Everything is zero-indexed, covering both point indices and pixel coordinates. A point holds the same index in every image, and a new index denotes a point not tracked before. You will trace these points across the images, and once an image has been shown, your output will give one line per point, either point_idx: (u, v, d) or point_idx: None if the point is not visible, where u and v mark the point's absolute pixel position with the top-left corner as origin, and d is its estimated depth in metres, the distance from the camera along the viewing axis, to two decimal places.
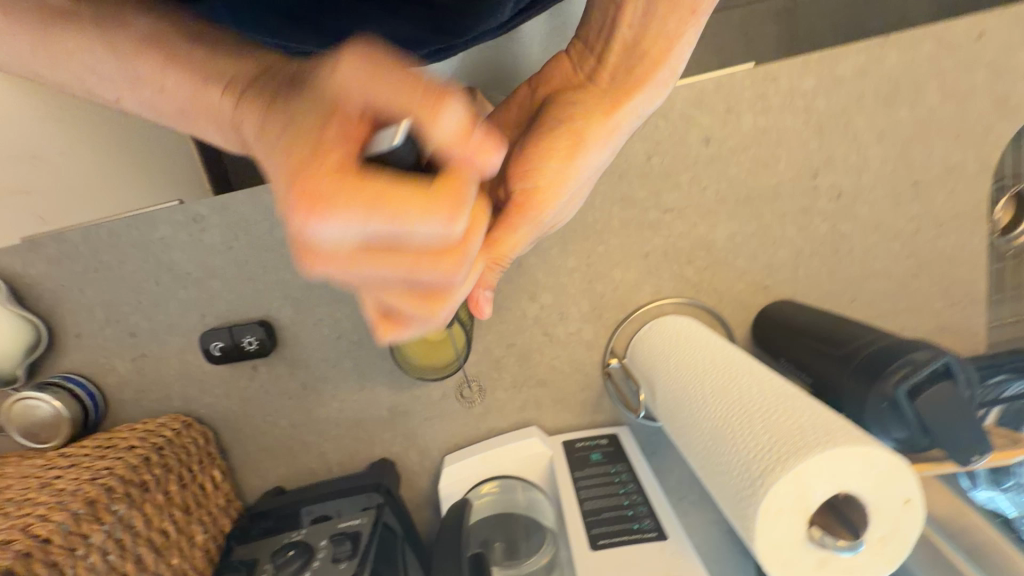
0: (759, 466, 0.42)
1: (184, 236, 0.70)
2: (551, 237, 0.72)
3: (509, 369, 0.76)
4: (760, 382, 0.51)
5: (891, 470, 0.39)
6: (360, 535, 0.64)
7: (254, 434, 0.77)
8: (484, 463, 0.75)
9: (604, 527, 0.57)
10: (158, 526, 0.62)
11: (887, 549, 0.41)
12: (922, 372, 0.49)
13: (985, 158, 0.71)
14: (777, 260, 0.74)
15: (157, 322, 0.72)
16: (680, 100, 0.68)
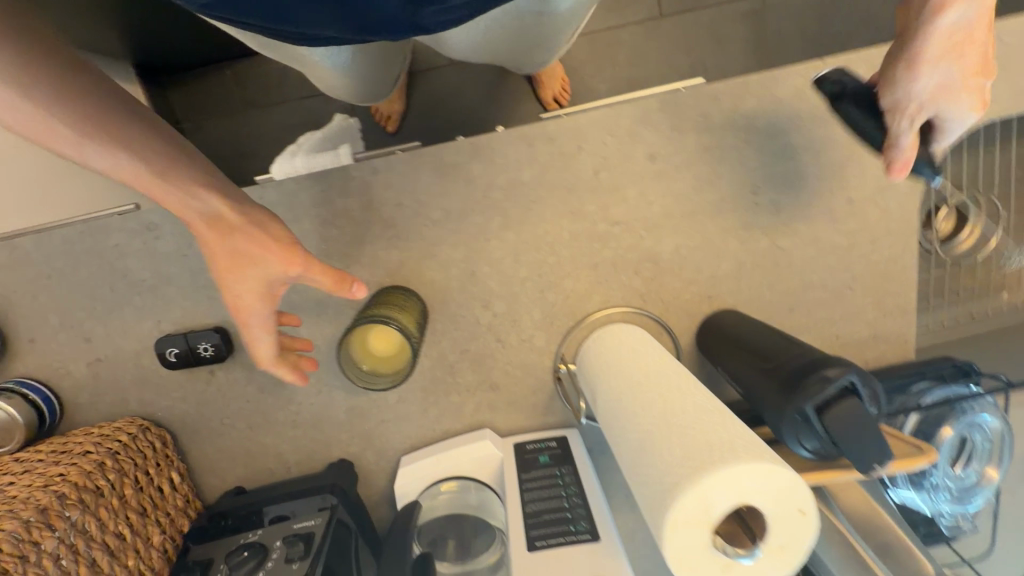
0: (669, 480, 0.45)
1: (139, 243, 0.71)
2: (503, 248, 0.74)
3: (464, 373, 0.79)
4: (684, 398, 0.54)
5: (787, 485, 0.43)
6: (313, 536, 0.67)
7: (213, 436, 0.78)
8: (437, 464, 0.78)
9: (542, 530, 0.61)
10: (114, 529, 0.63)
11: (784, 555, 0.44)
12: (831, 388, 0.52)
13: (916, 177, 0.75)
14: (719, 271, 0.77)
15: (112, 327, 0.73)
16: (626, 118, 0.70)
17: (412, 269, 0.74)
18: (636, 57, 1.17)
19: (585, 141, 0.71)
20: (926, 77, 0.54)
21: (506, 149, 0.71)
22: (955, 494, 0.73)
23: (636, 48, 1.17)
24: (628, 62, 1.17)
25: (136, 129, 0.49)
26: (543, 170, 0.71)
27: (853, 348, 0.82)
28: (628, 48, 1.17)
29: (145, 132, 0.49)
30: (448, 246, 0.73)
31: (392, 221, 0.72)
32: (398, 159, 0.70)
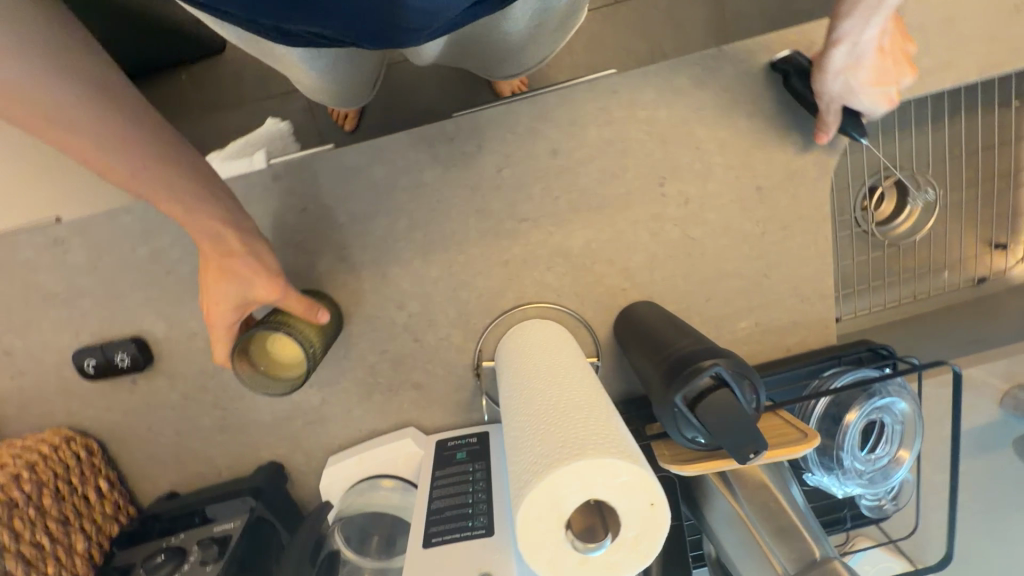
0: (524, 477, 0.46)
1: (50, 257, 0.72)
2: (413, 248, 0.74)
3: (385, 373, 0.80)
4: (564, 395, 0.55)
5: (635, 479, 0.44)
6: (228, 539, 0.70)
7: (141, 443, 0.80)
8: (359, 465, 0.79)
9: (441, 527, 0.62)
10: (30, 538, 0.66)
11: (639, 546, 0.45)
12: (702, 379, 0.53)
13: (823, 163, 0.75)
14: (633, 263, 0.77)
15: (31, 340, 0.74)
16: (525, 114, 0.71)
17: (322, 273, 0.74)
18: (592, 46, 1.16)
19: (486, 139, 0.71)
20: (840, 79, 0.63)
21: (408, 151, 0.71)
22: (866, 477, 0.73)
23: (591, 37, 1.16)
24: (581, 51, 1.16)
25: (174, 172, 0.57)
26: (446, 170, 0.72)
27: (774, 334, 0.82)
28: (584, 37, 1.16)
29: (163, 159, 0.56)
30: (357, 249, 0.74)
31: (299, 227, 0.73)
32: (300, 164, 0.71)
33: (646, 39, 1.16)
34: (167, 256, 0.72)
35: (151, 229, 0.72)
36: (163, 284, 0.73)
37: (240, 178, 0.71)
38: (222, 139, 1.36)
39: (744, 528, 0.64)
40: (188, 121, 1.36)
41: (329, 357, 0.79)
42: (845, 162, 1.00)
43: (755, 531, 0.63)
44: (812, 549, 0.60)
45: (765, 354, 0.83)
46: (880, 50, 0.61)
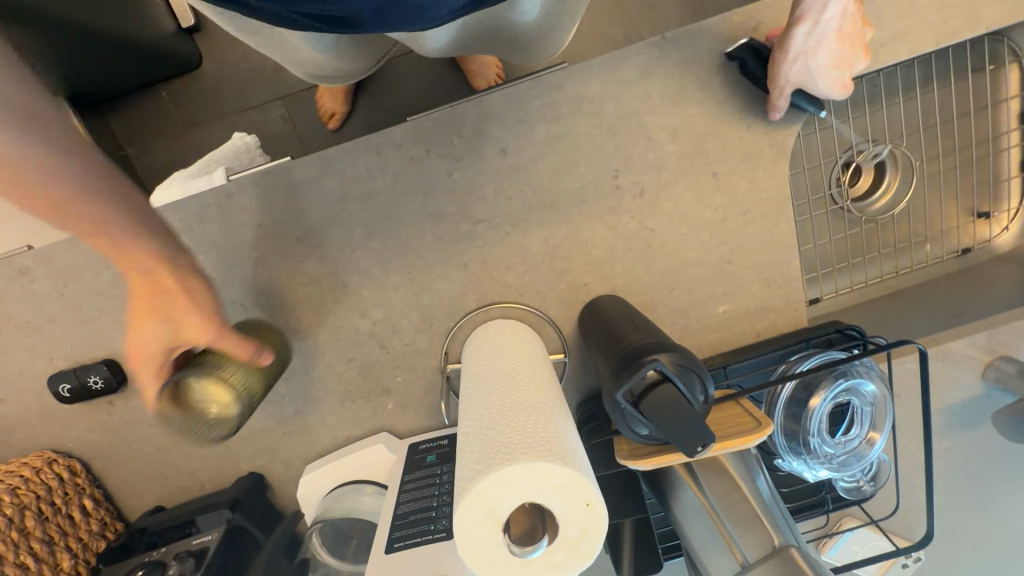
0: (462, 484, 0.46)
1: (17, 287, 0.73)
2: (370, 257, 0.75)
3: (355, 381, 0.81)
4: (510, 399, 0.55)
5: (568, 480, 0.44)
6: (205, 551, 0.72)
7: (123, 461, 0.82)
8: (334, 471, 0.80)
9: (404, 531, 0.62)
10: (15, 559, 0.69)
11: (579, 545, 0.46)
12: (647, 374, 0.53)
13: (779, 145, 0.73)
14: (593, 258, 0.77)
15: (8, 368, 0.76)
16: (470, 116, 0.70)
17: (283, 286, 0.75)
18: None
19: (433, 143, 0.71)
20: (800, 62, 0.65)
21: (356, 160, 0.71)
22: (837, 461, 0.72)
23: None
24: None
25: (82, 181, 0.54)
26: (396, 177, 0.72)
27: (743, 320, 0.82)
28: None
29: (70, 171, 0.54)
30: (315, 260, 0.75)
31: (255, 242, 0.73)
32: (250, 180, 0.71)
33: (618, 24, 1.14)
34: (130, 279, 0.74)
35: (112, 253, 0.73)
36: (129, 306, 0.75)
37: (193, 198, 0.71)
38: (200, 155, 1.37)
39: (709, 521, 0.64)
40: (166, 139, 1.37)
41: (297, 368, 0.80)
42: (812, 138, 0.98)
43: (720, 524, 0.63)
44: (772, 536, 0.60)
45: (735, 340, 0.82)
46: (839, 34, 0.63)
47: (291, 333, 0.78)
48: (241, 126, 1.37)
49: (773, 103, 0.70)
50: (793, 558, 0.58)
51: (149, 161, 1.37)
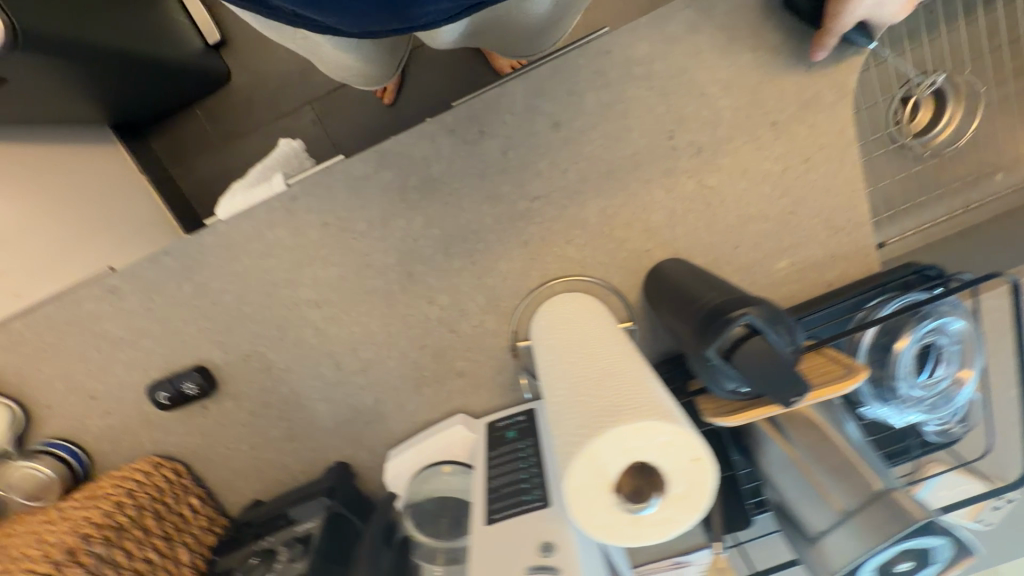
0: (567, 449, 0.47)
1: (108, 306, 0.78)
2: (432, 244, 0.76)
3: (428, 367, 0.83)
4: (598, 367, 0.56)
5: (675, 438, 0.44)
6: (311, 537, 0.75)
7: (222, 460, 0.87)
8: (419, 454, 0.83)
9: (501, 503, 0.64)
10: (142, 555, 0.73)
11: (689, 500, 0.46)
12: (735, 328, 0.52)
13: (840, 85, 0.71)
14: (653, 223, 0.76)
15: (110, 382, 0.82)
16: (520, 92, 0.70)
17: (353, 281, 0.78)
18: None
19: (486, 124, 0.71)
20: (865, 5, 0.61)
21: (411, 150, 0.72)
22: (927, 404, 0.71)
23: None
24: None
25: None
26: (451, 163, 0.73)
27: (811, 272, 0.80)
28: None
29: None
30: (380, 253, 0.76)
31: (322, 241, 0.75)
32: (312, 182, 0.73)
33: None
34: (211, 288, 0.77)
35: (190, 265, 0.76)
36: (211, 314, 0.78)
37: (260, 205, 0.74)
38: (243, 166, 1.42)
39: (801, 474, 0.63)
40: (209, 154, 1.42)
41: (373, 359, 0.82)
42: (870, 75, 0.93)
43: (813, 475, 0.62)
44: (870, 483, 0.59)
45: (804, 292, 0.81)
46: None
47: (364, 326, 0.80)
48: (279, 134, 1.40)
49: (826, 42, 0.65)
50: (896, 501, 0.56)
51: (197, 177, 1.42)
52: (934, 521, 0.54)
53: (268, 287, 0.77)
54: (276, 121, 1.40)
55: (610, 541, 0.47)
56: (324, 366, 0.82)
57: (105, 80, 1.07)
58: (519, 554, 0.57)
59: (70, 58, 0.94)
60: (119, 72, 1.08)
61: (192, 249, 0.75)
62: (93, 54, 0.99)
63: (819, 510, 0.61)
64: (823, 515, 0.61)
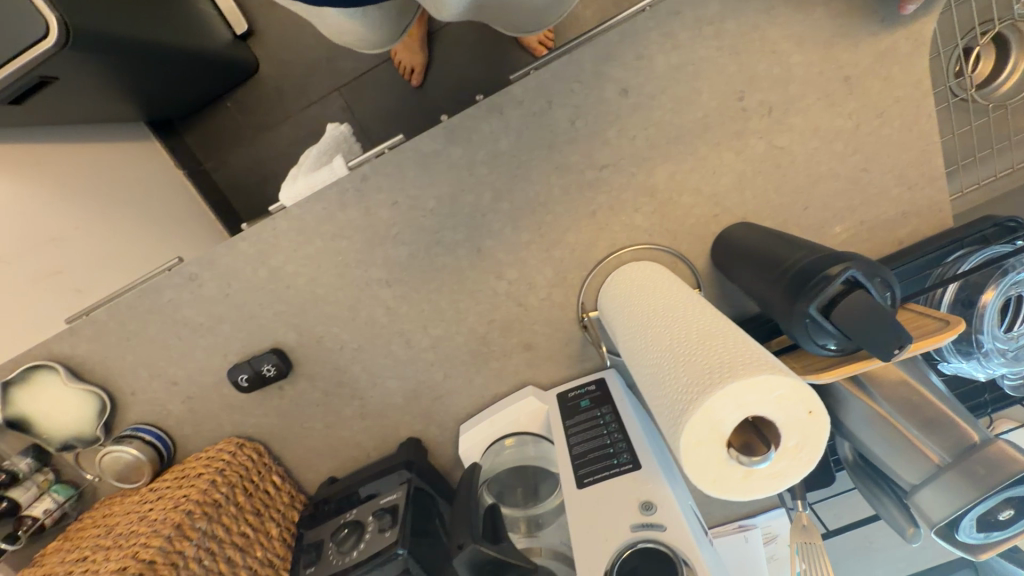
0: (678, 408, 0.48)
1: (187, 293, 0.80)
2: (501, 219, 0.77)
3: (497, 341, 0.84)
4: (692, 327, 0.56)
5: (790, 390, 0.45)
6: (398, 508, 0.77)
7: (298, 439, 0.89)
8: (492, 427, 0.83)
9: (589, 468, 0.65)
10: (239, 530, 0.76)
11: (801, 453, 0.47)
12: (835, 284, 0.52)
13: (917, 34, 0.69)
14: (721, 187, 0.76)
15: (190, 367, 0.84)
16: (588, 60, 0.69)
17: (423, 259, 0.79)
18: None
19: (554, 94, 0.71)
20: None
21: (480, 124, 0.72)
22: (1010, 355, 0.69)
23: None
24: None
25: None
26: (520, 135, 0.72)
27: (882, 230, 0.79)
28: None
29: None
30: (449, 229, 0.77)
31: (393, 220, 0.76)
32: (382, 162, 0.74)
33: None
34: (285, 271, 0.79)
35: (264, 250, 0.78)
36: (286, 297, 0.80)
37: (331, 187, 0.75)
38: (280, 155, 1.42)
39: (893, 430, 0.63)
40: (247, 145, 1.42)
41: (442, 336, 0.84)
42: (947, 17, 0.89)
43: (905, 431, 0.62)
44: (968, 434, 0.59)
45: (874, 251, 0.80)
46: None
47: (433, 303, 0.81)
48: (313, 121, 1.40)
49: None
50: (997, 451, 0.56)
51: (237, 169, 1.43)
52: None
53: (340, 268, 0.79)
54: (311, 106, 1.39)
55: (722, 494, 0.48)
56: (395, 344, 0.84)
57: (148, 70, 1.08)
58: (620, 513, 0.59)
59: (121, 53, 0.97)
60: (160, 62, 1.09)
61: (267, 234, 0.77)
62: (141, 49, 1.01)
63: (910, 462, 0.61)
64: (916, 468, 0.61)
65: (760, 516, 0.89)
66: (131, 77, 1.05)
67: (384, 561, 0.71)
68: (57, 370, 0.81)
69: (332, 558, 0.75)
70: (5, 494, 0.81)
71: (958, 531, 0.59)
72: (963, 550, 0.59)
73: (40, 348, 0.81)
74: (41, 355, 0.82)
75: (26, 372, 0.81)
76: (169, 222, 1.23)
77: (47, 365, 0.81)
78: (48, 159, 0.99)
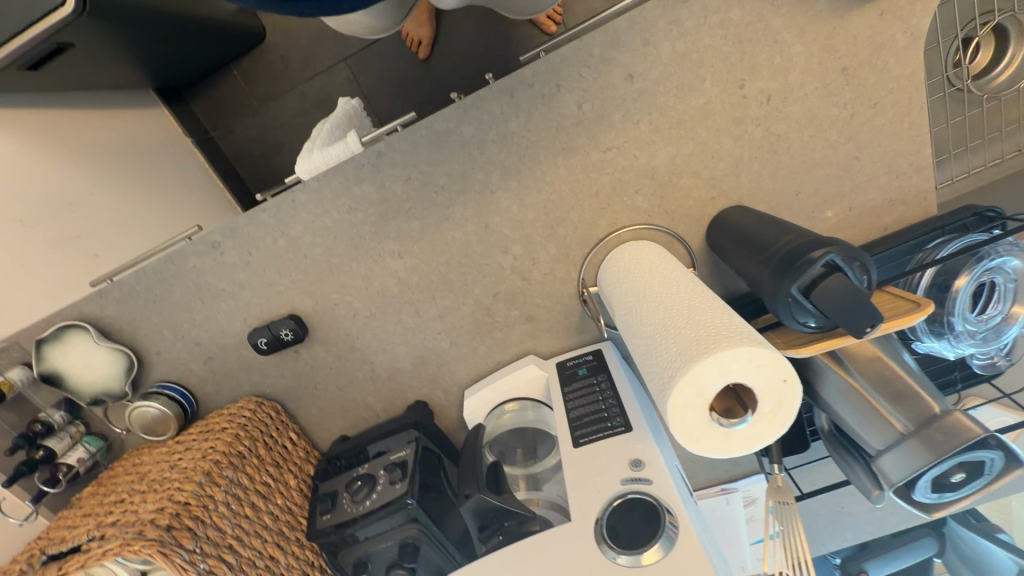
0: (668, 374, 0.53)
1: (210, 260, 0.84)
2: (509, 196, 0.81)
3: (501, 312, 0.89)
4: (683, 302, 0.61)
5: (768, 360, 0.50)
6: (407, 463, 0.83)
7: (313, 400, 0.95)
8: (493, 392, 0.90)
9: (584, 430, 0.71)
10: (260, 479, 0.83)
11: (775, 416, 0.53)
12: (816, 267, 0.57)
13: (913, 28, 0.72)
14: (719, 172, 0.79)
15: (212, 330, 0.89)
16: (597, 44, 0.72)
17: (433, 233, 0.83)
18: None
19: (563, 78, 0.74)
20: None
21: (491, 105, 0.75)
22: (979, 337, 0.74)
23: None
24: None
25: None
26: (529, 116, 0.76)
27: (869, 216, 0.83)
28: None
29: None
30: (459, 205, 0.81)
31: (406, 195, 0.80)
32: (396, 139, 0.77)
33: None
34: (302, 241, 0.83)
35: (284, 221, 0.82)
36: (304, 266, 0.85)
37: (348, 162, 0.78)
38: (288, 126, 1.44)
39: (864, 402, 0.69)
40: (256, 115, 1.44)
41: (449, 307, 0.89)
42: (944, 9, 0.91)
43: (876, 404, 0.68)
44: (931, 406, 0.65)
45: (861, 236, 0.84)
46: None
47: (442, 275, 0.86)
48: (319, 92, 1.41)
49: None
50: (956, 421, 0.62)
51: (246, 139, 1.45)
52: (990, 437, 0.60)
53: (355, 240, 0.83)
54: (319, 77, 1.40)
55: (704, 451, 0.54)
56: (405, 313, 0.89)
57: (158, 37, 1.09)
58: (611, 469, 0.65)
59: (136, 20, 0.99)
60: (172, 29, 1.11)
61: (286, 206, 0.81)
62: (153, 18, 1.02)
63: (877, 431, 0.67)
64: (882, 436, 0.67)
65: (742, 480, 0.95)
66: (141, 43, 1.06)
67: (394, 509, 0.78)
68: (88, 330, 0.86)
69: (346, 506, 0.82)
70: (42, 443, 0.86)
71: (915, 492, 0.65)
72: (919, 509, 0.66)
73: (70, 309, 0.86)
74: (71, 316, 0.87)
75: (59, 331, 0.85)
76: (184, 191, 1.26)
77: (79, 325, 0.86)
78: (67, 127, 1.02)
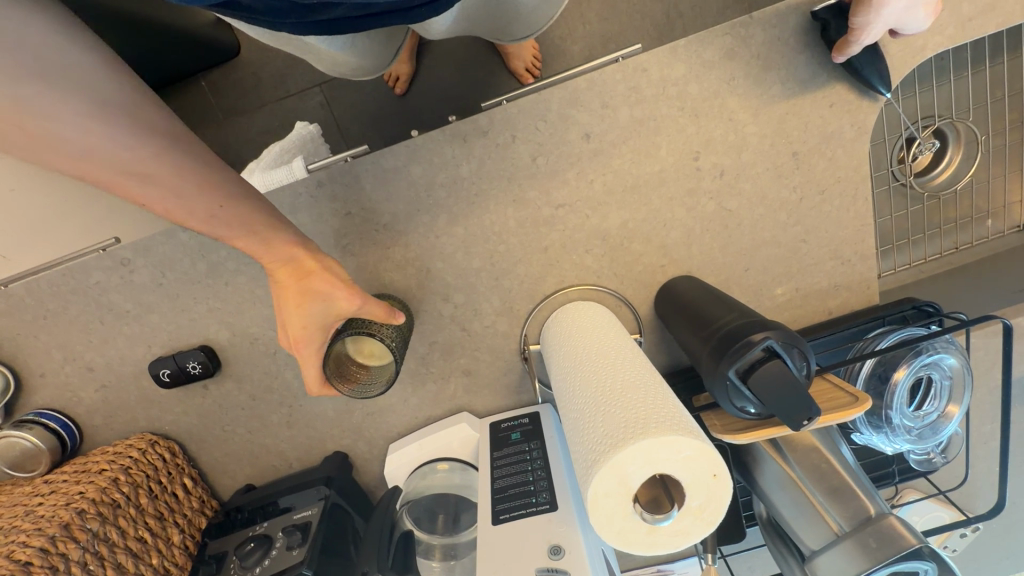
0: (590, 457, 0.48)
1: (117, 278, 0.77)
2: (454, 243, 0.77)
3: (436, 363, 0.83)
4: (617, 374, 0.57)
5: (697, 453, 0.46)
6: (310, 526, 0.74)
7: (217, 442, 0.85)
8: (419, 450, 0.83)
9: (507, 504, 0.66)
10: (134, 534, 0.72)
11: (703, 513, 0.48)
12: (755, 352, 0.54)
13: (860, 122, 0.74)
14: (670, 240, 0.78)
15: (110, 355, 0.80)
16: (556, 101, 0.71)
17: (370, 272, 0.77)
18: None
19: (518, 130, 0.72)
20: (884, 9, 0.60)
21: (443, 148, 0.73)
22: (915, 433, 0.73)
23: None
24: None
25: None
26: (481, 164, 0.73)
27: (815, 299, 0.83)
28: None
29: None
30: (401, 246, 0.77)
31: (344, 230, 0.76)
32: (339, 171, 0.73)
33: None
34: (225, 268, 0.76)
35: (207, 244, 0.75)
36: (223, 294, 0.78)
37: (285, 189, 0.74)
38: (246, 143, 1.38)
39: (802, 497, 0.65)
40: (211, 128, 1.38)
41: None
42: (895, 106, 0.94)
43: (814, 500, 0.64)
44: (867, 507, 0.62)
45: (806, 318, 0.83)
46: None
47: None
48: (283, 114, 1.37)
49: (848, 49, 0.66)
50: (891, 526, 0.59)
51: None
52: (924, 547, 0.57)
53: None
54: (284, 99, 1.36)
55: (625, 546, 0.49)
56: None
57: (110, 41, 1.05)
58: (529, 556, 0.59)
59: None
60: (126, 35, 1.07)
61: None
62: None
63: (811, 528, 0.64)
64: (818, 534, 0.63)
65: (678, 562, 0.88)
66: None
67: None
68: None
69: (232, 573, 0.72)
70: None
71: None
72: None
73: None
74: None
75: None
76: None
77: None
78: None
